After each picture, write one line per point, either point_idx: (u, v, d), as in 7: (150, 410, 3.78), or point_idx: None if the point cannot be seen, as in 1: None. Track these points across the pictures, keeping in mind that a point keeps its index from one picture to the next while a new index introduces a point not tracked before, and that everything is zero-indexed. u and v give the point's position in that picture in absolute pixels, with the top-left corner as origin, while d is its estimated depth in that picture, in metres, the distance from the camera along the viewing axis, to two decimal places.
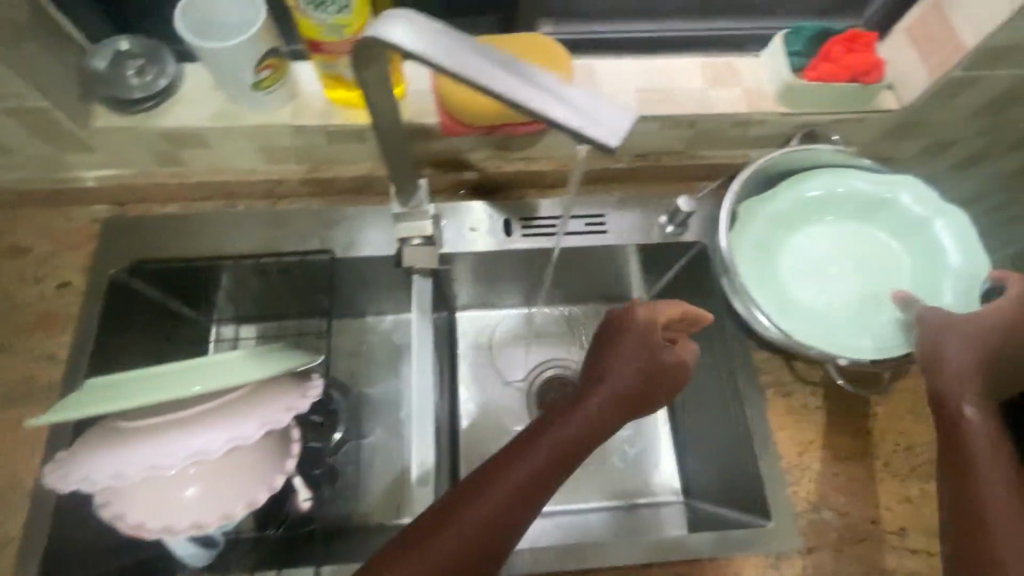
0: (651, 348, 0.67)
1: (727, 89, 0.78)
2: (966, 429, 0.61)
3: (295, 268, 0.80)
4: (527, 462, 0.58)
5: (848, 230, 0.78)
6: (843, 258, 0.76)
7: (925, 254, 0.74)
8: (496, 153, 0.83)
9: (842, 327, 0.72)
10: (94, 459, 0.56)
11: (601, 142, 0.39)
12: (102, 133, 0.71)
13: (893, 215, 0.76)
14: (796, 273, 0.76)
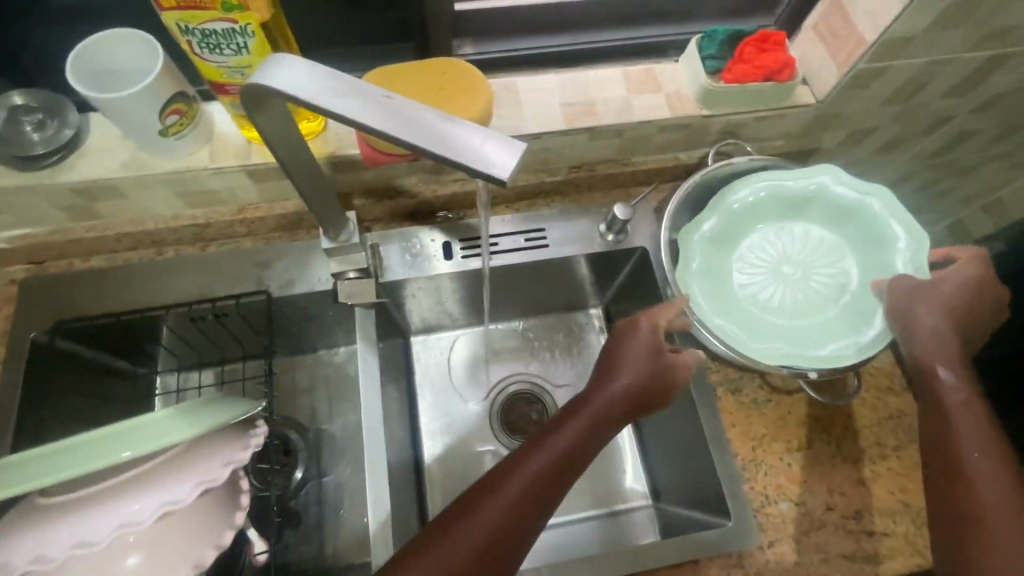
0: (641, 353, 0.67)
1: (650, 96, 0.79)
2: (943, 392, 0.64)
3: (232, 311, 0.78)
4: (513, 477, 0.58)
5: (788, 234, 0.78)
6: (788, 264, 0.77)
7: (863, 237, 0.75)
8: (429, 177, 0.82)
9: (807, 338, 0.72)
10: (18, 541, 0.53)
11: (494, 175, 0.38)
12: (5, 193, 0.68)
13: (821, 206, 0.76)
14: (748, 292, 0.76)
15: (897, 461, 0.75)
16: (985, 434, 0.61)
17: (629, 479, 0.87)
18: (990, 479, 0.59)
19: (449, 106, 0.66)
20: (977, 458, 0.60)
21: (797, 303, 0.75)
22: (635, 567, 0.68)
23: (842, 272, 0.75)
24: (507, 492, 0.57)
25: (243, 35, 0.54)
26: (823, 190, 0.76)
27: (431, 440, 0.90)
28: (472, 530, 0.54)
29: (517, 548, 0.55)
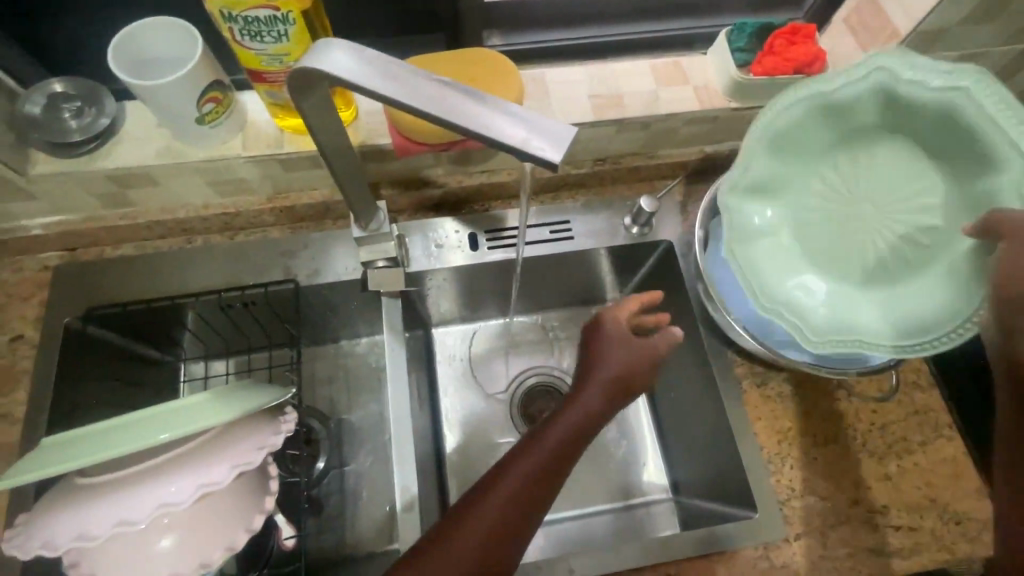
0: (623, 342, 0.66)
1: (678, 89, 0.79)
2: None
3: (260, 300, 0.79)
4: (518, 469, 0.56)
5: (861, 167, 0.70)
6: (854, 187, 0.70)
7: (947, 146, 0.65)
8: (455, 168, 0.82)
9: (876, 281, 0.69)
10: (58, 520, 0.53)
11: (545, 159, 0.39)
12: (42, 180, 0.69)
13: (890, 113, 0.67)
14: (825, 256, 0.70)
15: (924, 456, 0.74)
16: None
17: (650, 472, 0.87)
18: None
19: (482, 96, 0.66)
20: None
21: (878, 256, 0.69)
22: (660, 558, 0.68)
23: (918, 190, 0.68)
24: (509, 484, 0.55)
25: (284, 23, 0.55)
26: (890, 94, 0.66)
27: (452, 431, 0.91)
28: (490, 522, 0.53)
29: (520, 539, 0.54)
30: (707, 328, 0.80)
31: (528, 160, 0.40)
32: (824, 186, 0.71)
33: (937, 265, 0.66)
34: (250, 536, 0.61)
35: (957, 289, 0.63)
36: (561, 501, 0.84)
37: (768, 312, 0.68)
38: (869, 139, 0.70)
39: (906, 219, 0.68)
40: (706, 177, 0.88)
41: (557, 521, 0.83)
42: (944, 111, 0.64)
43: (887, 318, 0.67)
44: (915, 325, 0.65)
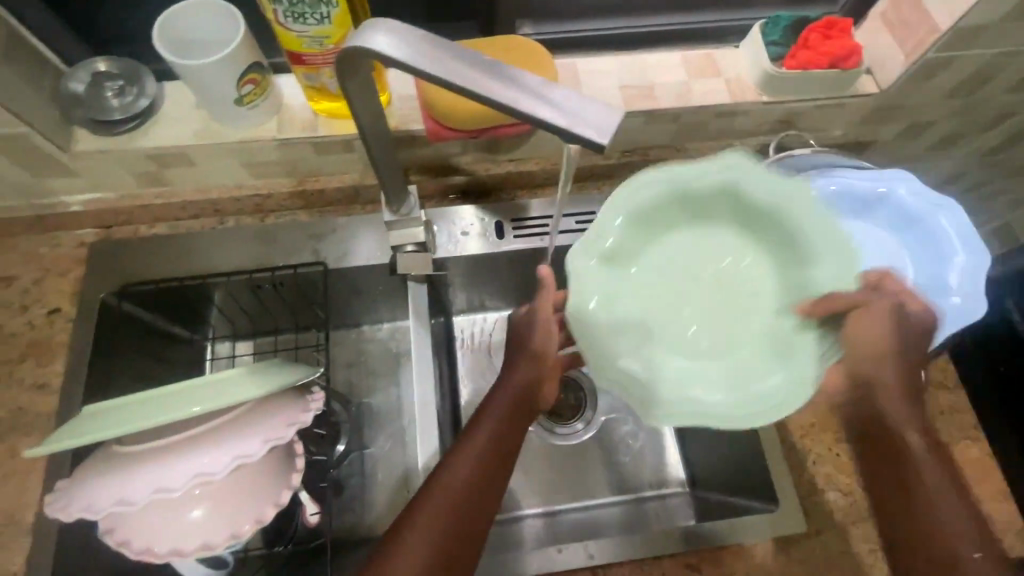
0: (534, 329, 0.65)
1: (710, 81, 0.79)
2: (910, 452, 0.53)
3: (289, 281, 0.80)
4: (453, 479, 0.56)
5: (704, 250, 0.65)
6: (675, 279, 0.65)
7: (782, 246, 0.63)
8: (484, 156, 0.82)
9: (733, 372, 0.61)
10: (98, 486, 0.55)
11: (594, 140, 0.39)
12: (84, 156, 0.71)
13: (731, 206, 0.63)
14: (663, 334, 0.64)
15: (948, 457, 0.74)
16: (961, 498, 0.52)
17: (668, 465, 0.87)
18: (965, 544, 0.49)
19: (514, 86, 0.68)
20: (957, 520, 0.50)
21: (734, 337, 0.63)
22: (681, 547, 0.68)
23: (723, 277, 0.65)
24: (446, 490, 0.55)
25: (329, 5, 0.56)
26: (729, 191, 0.62)
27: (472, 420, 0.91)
28: (435, 529, 0.53)
29: (471, 542, 0.54)
30: None
31: (575, 143, 0.41)
32: (674, 265, 0.65)
33: (798, 355, 0.60)
34: (278, 511, 0.62)
35: (742, 381, 0.60)
36: (578, 490, 0.85)
37: (604, 380, 0.61)
38: (722, 227, 0.65)
39: (751, 306, 0.64)
40: None
41: (572, 509, 0.84)
42: (729, 195, 0.62)
43: (724, 387, 0.60)
44: (755, 391, 0.58)
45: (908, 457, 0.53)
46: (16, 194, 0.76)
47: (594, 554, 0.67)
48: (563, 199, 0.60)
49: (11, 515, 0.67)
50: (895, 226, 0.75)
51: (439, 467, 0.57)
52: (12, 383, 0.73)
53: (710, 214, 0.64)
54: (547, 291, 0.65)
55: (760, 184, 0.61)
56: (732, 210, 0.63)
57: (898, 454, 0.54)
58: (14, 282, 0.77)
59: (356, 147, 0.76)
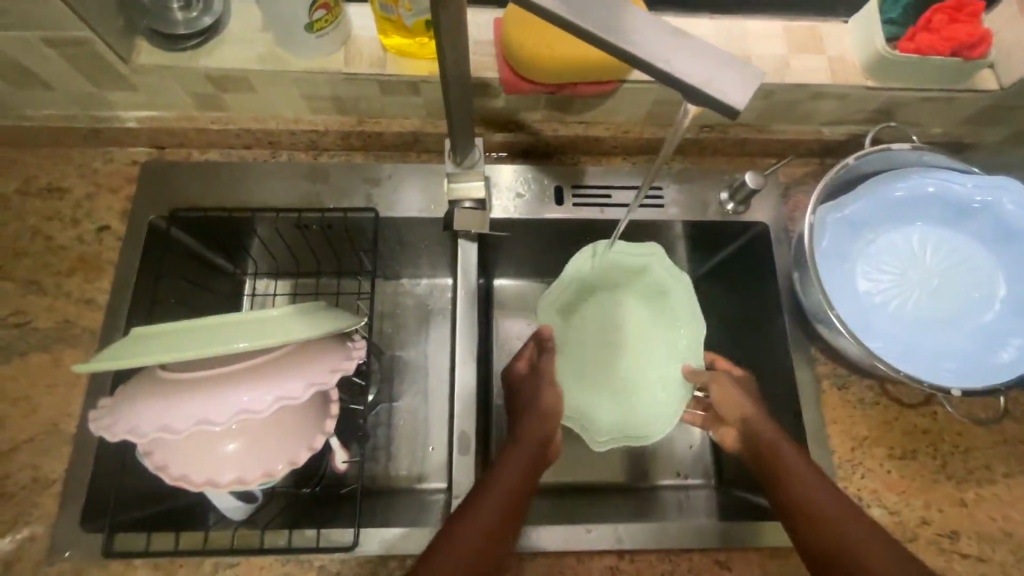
0: (545, 386, 0.72)
1: (812, 56, 0.72)
2: (781, 456, 0.64)
3: (337, 224, 0.77)
4: (489, 506, 0.58)
5: (601, 307, 0.79)
6: (587, 330, 0.79)
7: (663, 306, 0.78)
8: (553, 114, 0.78)
9: (629, 408, 0.75)
10: (142, 410, 0.54)
11: (728, 103, 0.35)
12: (144, 70, 0.69)
13: (638, 274, 0.78)
14: (582, 380, 0.77)
15: (1007, 489, 0.69)
16: (822, 478, 0.62)
17: (695, 457, 0.84)
18: (836, 512, 0.59)
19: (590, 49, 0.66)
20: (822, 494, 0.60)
21: (624, 372, 0.77)
22: (712, 542, 0.66)
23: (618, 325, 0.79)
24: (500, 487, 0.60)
25: None
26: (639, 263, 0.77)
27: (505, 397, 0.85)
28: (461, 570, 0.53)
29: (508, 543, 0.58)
30: (791, 320, 0.76)
31: (705, 105, 0.36)
32: (578, 321, 0.79)
33: (663, 399, 0.75)
34: (311, 454, 0.61)
35: (633, 415, 0.75)
36: (604, 470, 0.83)
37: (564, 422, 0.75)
38: (610, 288, 0.79)
39: (643, 353, 0.78)
40: (814, 160, 0.82)
41: (595, 490, 0.82)
42: (638, 268, 0.77)
43: (626, 419, 0.75)
44: (637, 427, 0.74)
45: (780, 464, 0.64)
46: (73, 102, 0.74)
47: (623, 537, 0.65)
48: (660, 162, 0.51)
49: (49, 424, 0.67)
50: (990, 239, 0.71)
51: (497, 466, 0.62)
52: (59, 295, 0.72)
53: (613, 280, 0.79)
54: (546, 354, 0.75)
55: (643, 257, 0.77)
56: (638, 276, 0.78)
57: (773, 459, 0.64)
58: (65, 194, 0.76)
59: (422, 90, 0.72)
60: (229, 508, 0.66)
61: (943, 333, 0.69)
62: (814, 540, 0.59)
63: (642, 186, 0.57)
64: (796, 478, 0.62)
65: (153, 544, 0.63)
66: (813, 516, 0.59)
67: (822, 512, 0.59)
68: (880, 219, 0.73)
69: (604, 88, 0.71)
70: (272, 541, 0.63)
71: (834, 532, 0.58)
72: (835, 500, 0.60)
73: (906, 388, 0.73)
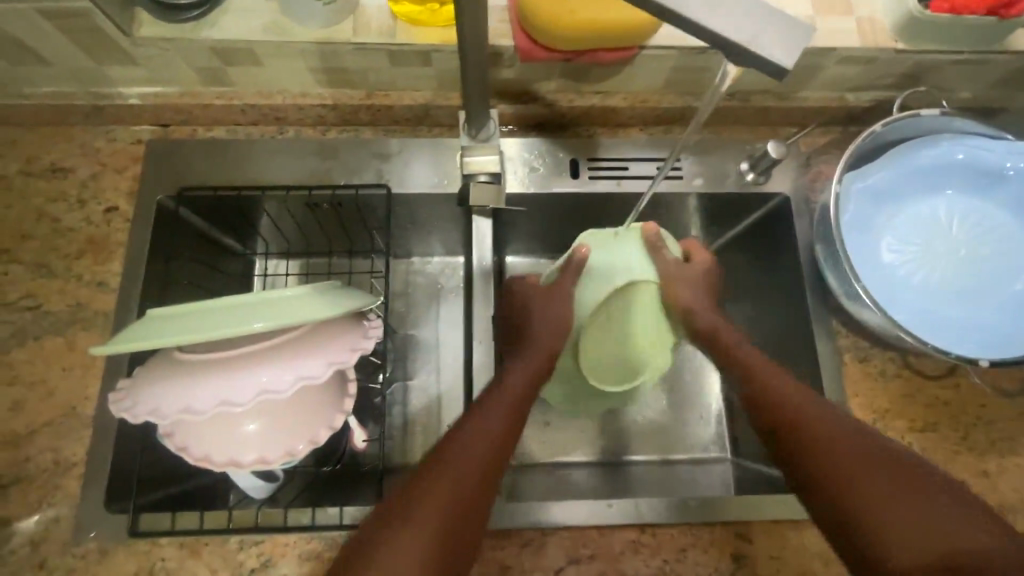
0: (555, 301, 0.72)
1: (839, 18, 0.69)
2: (771, 393, 0.59)
3: (349, 202, 0.76)
4: (473, 440, 0.54)
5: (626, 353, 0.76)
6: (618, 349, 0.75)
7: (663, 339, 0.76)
8: (569, 84, 0.75)
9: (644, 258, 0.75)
10: (162, 391, 0.53)
11: (773, 64, 0.33)
12: (145, 43, 0.67)
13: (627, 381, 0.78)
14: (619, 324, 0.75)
15: None
16: (863, 437, 0.52)
17: (711, 428, 0.84)
18: (856, 457, 0.50)
19: (603, 14, 0.63)
20: (842, 434, 0.53)
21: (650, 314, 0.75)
22: (732, 514, 0.66)
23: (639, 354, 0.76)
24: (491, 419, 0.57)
25: None
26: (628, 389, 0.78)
27: None
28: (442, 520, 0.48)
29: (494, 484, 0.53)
30: (812, 293, 0.75)
31: (747, 66, 0.34)
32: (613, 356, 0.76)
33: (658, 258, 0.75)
34: (331, 434, 0.61)
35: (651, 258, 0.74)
36: (612, 445, 0.83)
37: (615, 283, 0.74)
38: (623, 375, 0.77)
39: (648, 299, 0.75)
40: (837, 129, 0.80)
41: (605, 463, 0.82)
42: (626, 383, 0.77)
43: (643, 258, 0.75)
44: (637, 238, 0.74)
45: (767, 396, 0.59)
46: (75, 78, 0.72)
47: (644, 512, 0.66)
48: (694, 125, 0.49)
49: (68, 407, 0.67)
50: (1021, 206, 0.70)
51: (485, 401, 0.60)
52: (69, 277, 0.71)
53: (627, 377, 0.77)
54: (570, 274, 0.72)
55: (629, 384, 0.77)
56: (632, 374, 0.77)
57: (762, 393, 0.60)
58: (70, 174, 0.75)
59: (434, 60, 0.70)
60: (250, 488, 0.67)
61: (970, 306, 0.68)
62: (828, 483, 0.50)
63: (669, 160, 0.54)
64: (826, 440, 0.53)
65: (178, 524, 0.63)
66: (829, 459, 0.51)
67: (841, 454, 0.51)
68: (907, 189, 0.71)
69: (623, 55, 0.68)
70: (295, 519, 0.64)
71: (856, 480, 0.49)
72: (849, 434, 0.52)
73: (929, 360, 0.73)
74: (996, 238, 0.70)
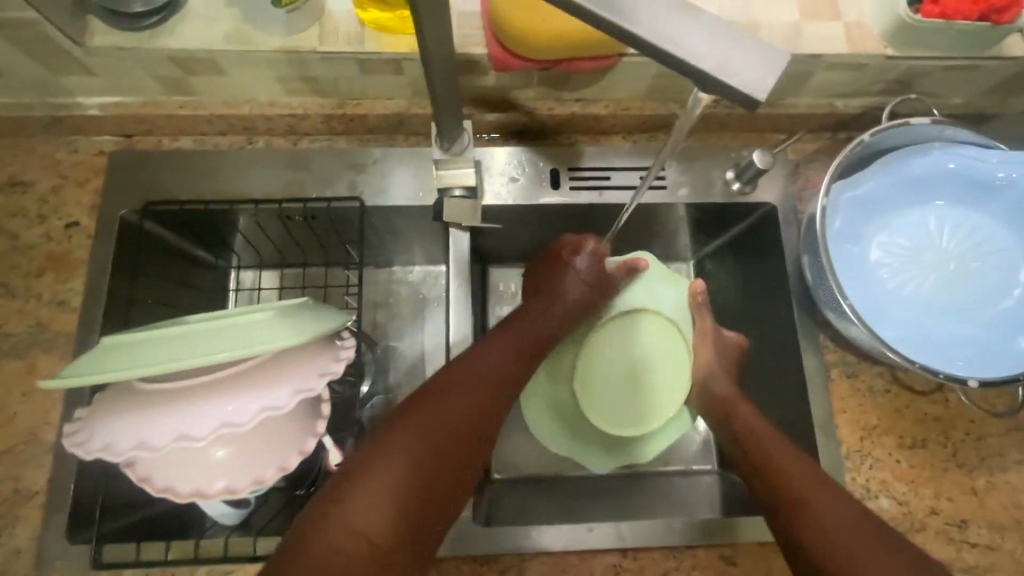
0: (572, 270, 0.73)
1: (827, 23, 0.66)
2: (760, 447, 0.61)
3: (322, 214, 0.73)
4: (436, 412, 0.54)
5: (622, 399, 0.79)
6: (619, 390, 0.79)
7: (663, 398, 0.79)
8: (548, 92, 0.72)
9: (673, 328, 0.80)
10: (117, 425, 0.51)
11: (745, 93, 0.31)
12: (101, 52, 0.63)
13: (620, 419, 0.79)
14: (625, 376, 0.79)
15: (1018, 476, 0.68)
16: (847, 499, 0.54)
17: (697, 441, 0.82)
18: (839, 517, 0.52)
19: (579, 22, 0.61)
20: (824, 494, 0.54)
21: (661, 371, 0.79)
22: (715, 537, 0.64)
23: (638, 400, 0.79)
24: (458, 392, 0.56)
25: None
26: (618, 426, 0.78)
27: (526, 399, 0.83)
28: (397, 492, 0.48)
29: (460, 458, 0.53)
30: (800, 306, 0.72)
31: (717, 94, 0.32)
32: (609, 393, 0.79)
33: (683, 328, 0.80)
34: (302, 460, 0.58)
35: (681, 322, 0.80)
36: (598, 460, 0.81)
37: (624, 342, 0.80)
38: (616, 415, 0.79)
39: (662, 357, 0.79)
40: (826, 135, 0.77)
41: (592, 479, 0.80)
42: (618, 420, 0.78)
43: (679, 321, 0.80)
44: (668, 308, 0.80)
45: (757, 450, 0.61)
46: (31, 88, 0.69)
47: (626, 536, 0.64)
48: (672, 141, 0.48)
49: (29, 433, 0.65)
50: (1013, 219, 0.68)
51: (455, 371, 0.58)
52: (29, 297, 0.69)
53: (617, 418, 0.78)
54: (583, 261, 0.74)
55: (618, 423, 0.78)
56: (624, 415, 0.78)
57: (753, 446, 0.62)
58: (29, 188, 0.72)
59: (406, 68, 0.67)
60: (219, 514, 0.64)
61: (959, 321, 0.66)
62: (812, 543, 0.52)
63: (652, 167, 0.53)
64: (810, 499, 0.54)
65: (144, 554, 0.61)
66: (812, 520, 0.53)
67: (822, 517, 0.53)
68: (897, 200, 0.69)
69: (603, 64, 0.66)
70: (265, 547, 0.62)
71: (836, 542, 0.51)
72: (831, 494, 0.54)
73: (918, 375, 0.71)
74: (988, 251, 0.68)
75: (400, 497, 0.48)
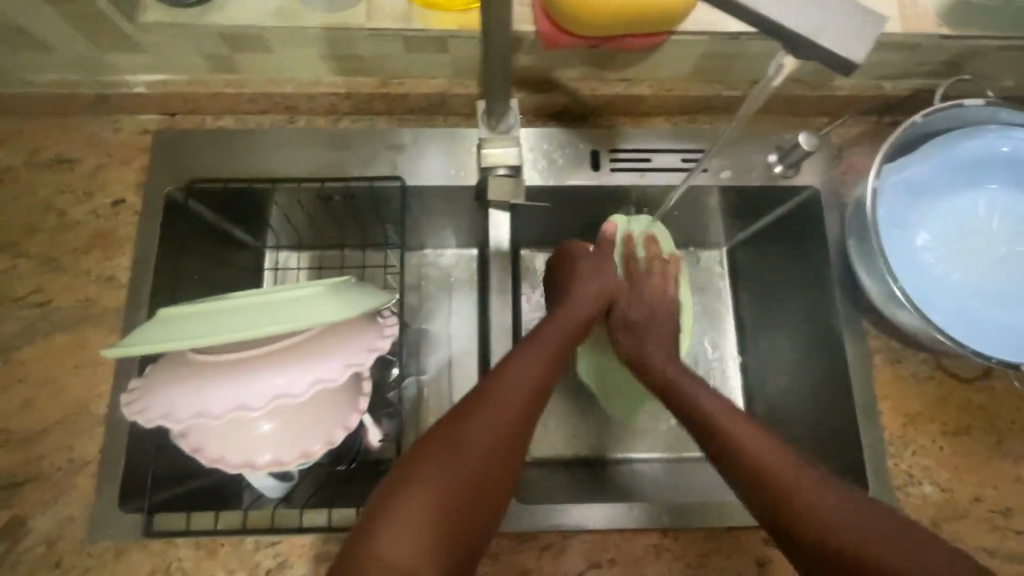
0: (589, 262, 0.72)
1: (879, 2, 0.65)
2: (725, 433, 0.58)
3: (362, 194, 0.73)
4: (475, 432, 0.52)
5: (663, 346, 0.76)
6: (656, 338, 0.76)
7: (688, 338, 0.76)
8: (591, 72, 0.72)
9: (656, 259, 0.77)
10: (173, 395, 0.52)
11: (842, 57, 0.33)
12: (152, 29, 0.64)
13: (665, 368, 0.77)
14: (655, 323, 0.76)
15: None
16: (830, 484, 0.53)
17: None
18: (832, 508, 0.50)
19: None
20: (807, 483, 0.53)
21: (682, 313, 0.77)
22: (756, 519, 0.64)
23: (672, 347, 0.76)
24: (497, 409, 0.54)
25: None
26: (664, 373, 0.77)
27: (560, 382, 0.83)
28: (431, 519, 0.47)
29: (498, 478, 0.52)
30: (842, 291, 0.72)
31: (812, 58, 0.35)
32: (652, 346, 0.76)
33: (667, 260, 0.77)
34: (347, 434, 0.59)
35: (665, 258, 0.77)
36: (632, 443, 0.81)
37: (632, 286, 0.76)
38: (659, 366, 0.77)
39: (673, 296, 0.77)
40: (872, 119, 0.76)
41: (626, 462, 0.80)
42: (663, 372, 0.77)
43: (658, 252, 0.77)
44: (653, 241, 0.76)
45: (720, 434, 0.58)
46: (79, 66, 0.70)
47: (665, 516, 0.64)
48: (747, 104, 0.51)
49: (79, 405, 0.66)
50: None
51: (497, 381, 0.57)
52: (78, 271, 0.70)
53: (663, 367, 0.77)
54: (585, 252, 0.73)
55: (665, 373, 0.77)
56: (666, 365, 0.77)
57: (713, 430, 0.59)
58: (76, 165, 0.72)
59: (451, 47, 0.67)
60: (265, 487, 0.65)
61: (1008, 307, 0.65)
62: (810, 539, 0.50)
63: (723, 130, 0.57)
64: (797, 491, 0.52)
65: (193, 524, 0.62)
66: (807, 515, 0.51)
67: (814, 510, 0.51)
68: (947, 183, 0.68)
69: (653, 41, 0.65)
70: (310, 520, 0.63)
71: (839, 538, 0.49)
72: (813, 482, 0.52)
73: (962, 362, 0.70)
74: None
75: (443, 527, 0.48)
